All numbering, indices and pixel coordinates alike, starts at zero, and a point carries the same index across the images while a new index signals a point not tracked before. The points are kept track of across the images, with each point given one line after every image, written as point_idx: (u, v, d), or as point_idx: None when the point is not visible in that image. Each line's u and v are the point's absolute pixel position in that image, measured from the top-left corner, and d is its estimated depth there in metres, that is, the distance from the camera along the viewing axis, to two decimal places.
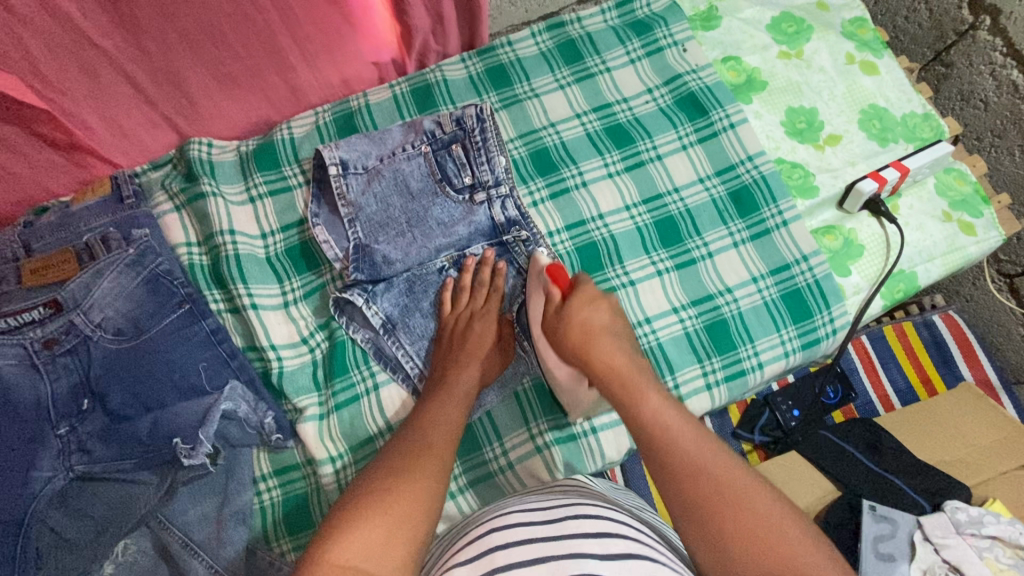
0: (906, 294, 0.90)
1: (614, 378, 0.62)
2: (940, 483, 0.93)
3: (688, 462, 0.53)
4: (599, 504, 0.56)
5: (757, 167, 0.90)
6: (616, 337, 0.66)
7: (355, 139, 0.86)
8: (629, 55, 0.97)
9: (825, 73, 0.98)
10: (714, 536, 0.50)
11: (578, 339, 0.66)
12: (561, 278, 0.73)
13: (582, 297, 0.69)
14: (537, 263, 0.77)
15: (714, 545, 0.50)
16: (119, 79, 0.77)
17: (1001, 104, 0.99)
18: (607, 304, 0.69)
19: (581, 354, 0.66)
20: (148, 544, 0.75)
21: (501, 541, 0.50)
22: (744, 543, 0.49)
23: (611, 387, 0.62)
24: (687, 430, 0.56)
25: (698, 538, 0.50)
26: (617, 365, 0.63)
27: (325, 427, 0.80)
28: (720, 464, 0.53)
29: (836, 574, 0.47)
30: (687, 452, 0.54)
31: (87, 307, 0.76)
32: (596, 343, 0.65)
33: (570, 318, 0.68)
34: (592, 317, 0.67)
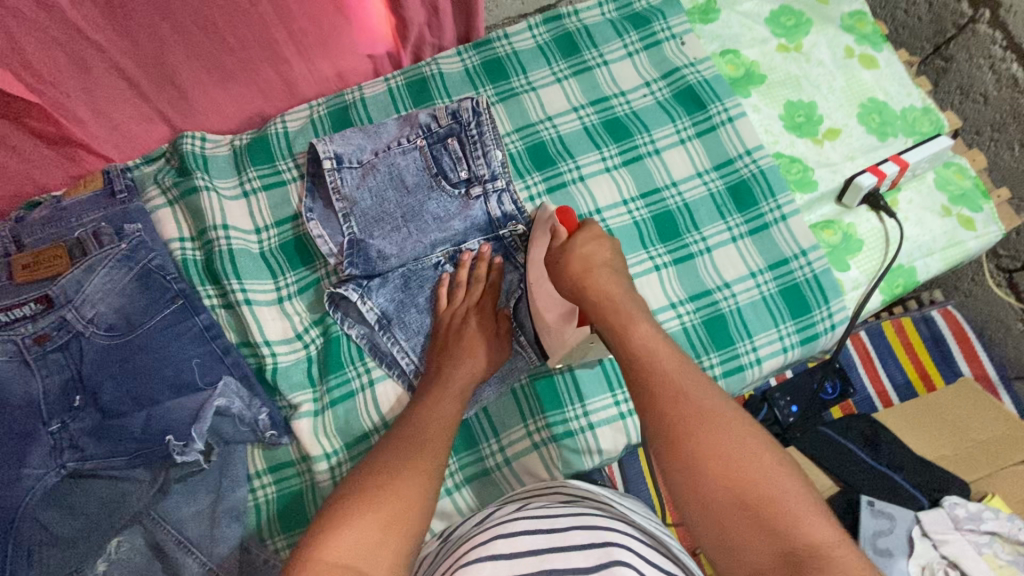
0: (905, 289, 0.89)
1: (609, 307, 0.62)
2: (936, 478, 0.93)
3: (671, 388, 0.53)
4: (605, 515, 0.55)
5: (755, 161, 0.89)
6: (613, 273, 0.67)
7: (350, 133, 0.85)
8: (627, 49, 0.96)
9: (824, 67, 0.98)
10: (689, 461, 0.48)
11: (578, 270, 0.66)
12: (571, 220, 0.74)
13: (587, 235, 0.70)
14: (543, 212, 0.78)
15: (689, 470, 0.48)
16: (110, 72, 0.76)
17: (1001, 99, 0.99)
18: (610, 245, 0.70)
19: (576, 284, 0.66)
20: (141, 542, 0.74)
21: (501, 551, 0.49)
22: (720, 467, 0.47)
23: (604, 314, 0.62)
24: (675, 362, 0.55)
25: (672, 461, 0.49)
26: (613, 294, 0.63)
27: (320, 424, 0.80)
28: (703, 393, 0.52)
29: (811, 507, 0.45)
30: (672, 380, 0.54)
31: (79, 303, 0.75)
32: (593, 278, 0.65)
33: (570, 252, 0.68)
34: (593, 253, 0.68)
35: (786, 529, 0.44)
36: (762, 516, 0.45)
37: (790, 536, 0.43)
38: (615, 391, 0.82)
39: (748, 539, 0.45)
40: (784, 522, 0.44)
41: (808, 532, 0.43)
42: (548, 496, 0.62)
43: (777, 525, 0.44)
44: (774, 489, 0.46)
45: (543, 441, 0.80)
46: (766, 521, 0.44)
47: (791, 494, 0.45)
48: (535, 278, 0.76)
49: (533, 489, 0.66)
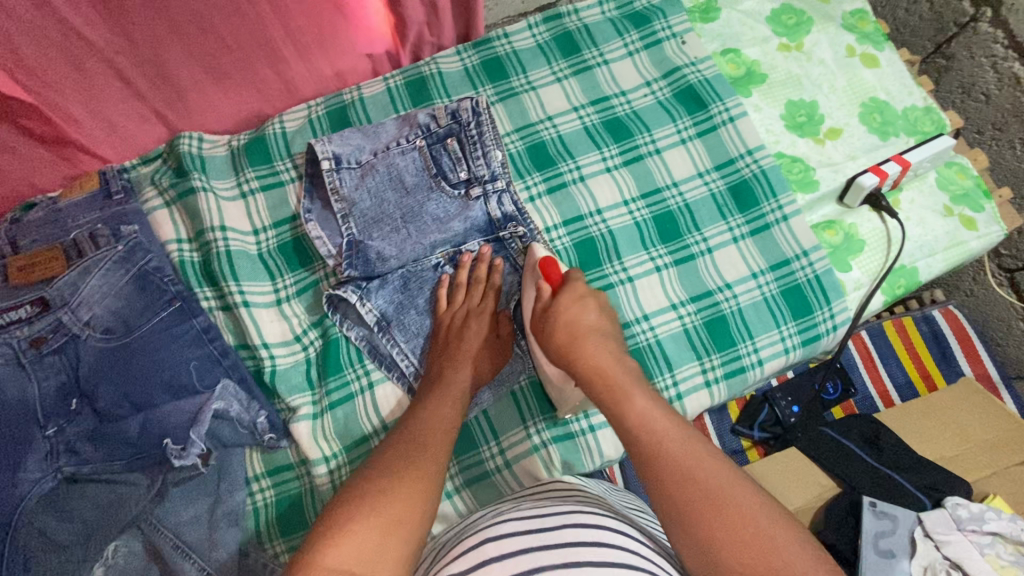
0: (908, 289, 0.89)
1: (600, 380, 0.62)
2: (939, 479, 0.92)
3: (678, 471, 0.52)
4: (599, 512, 0.55)
5: (757, 161, 0.89)
6: (601, 337, 0.66)
7: (348, 133, 0.85)
8: (627, 48, 0.95)
9: (825, 66, 0.97)
10: (705, 548, 0.49)
11: (566, 339, 0.66)
12: (552, 274, 0.72)
13: (571, 295, 0.69)
14: (532, 257, 0.77)
15: (706, 559, 0.49)
16: (107, 72, 0.75)
17: (1002, 97, 0.98)
18: (595, 304, 0.69)
19: (566, 356, 0.65)
20: (139, 548, 0.73)
21: (495, 552, 0.49)
22: (738, 554, 0.48)
23: (597, 389, 0.62)
24: (674, 438, 0.55)
25: (689, 551, 0.50)
26: (603, 366, 0.63)
27: (319, 427, 0.79)
28: (709, 471, 0.52)
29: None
30: (676, 462, 0.53)
31: (75, 305, 0.74)
32: (582, 346, 0.65)
33: (555, 320, 0.67)
34: (578, 317, 0.67)
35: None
36: None
37: None
38: None
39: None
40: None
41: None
42: (546, 494, 0.62)
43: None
44: (795, 571, 0.46)
45: (544, 444, 0.79)
46: None
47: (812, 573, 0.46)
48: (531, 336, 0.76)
49: (531, 490, 0.66)
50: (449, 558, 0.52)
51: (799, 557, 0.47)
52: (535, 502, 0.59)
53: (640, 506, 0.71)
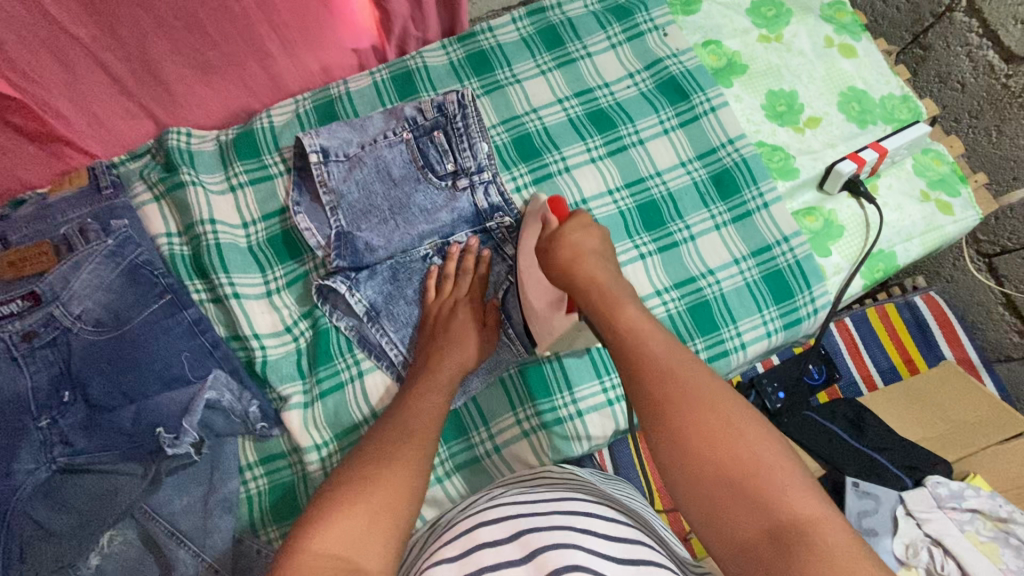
0: (886, 273, 0.91)
1: (597, 292, 0.62)
2: (920, 459, 0.95)
3: (661, 368, 0.53)
4: (587, 500, 0.56)
5: (738, 149, 0.91)
6: (603, 260, 0.66)
7: (336, 127, 0.86)
8: (610, 40, 0.97)
9: (804, 56, 0.99)
10: (674, 435, 0.50)
11: (567, 257, 0.66)
12: (561, 211, 0.74)
13: (577, 221, 0.69)
14: (538, 202, 0.79)
15: (676, 448, 0.49)
16: (94, 68, 0.76)
17: (978, 86, 1.00)
18: (600, 233, 0.69)
19: (567, 274, 0.65)
20: (134, 536, 0.75)
21: (501, 535, 0.50)
22: (706, 444, 0.48)
23: (592, 300, 0.62)
24: (661, 341, 0.56)
25: (660, 437, 0.51)
26: (600, 281, 0.63)
27: (310, 416, 0.80)
28: (689, 369, 0.53)
29: (798, 480, 0.46)
30: (658, 360, 0.54)
31: (66, 299, 0.75)
32: (584, 264, 0.65)
33: (561, 240, 0.67)
34: (581, 241, 0.67)
35: (772, 503, 0.45)
36: (743, 482, 0.46)
37: (772, 503, 0.45)
38: (603, 378, 0.83)
39: (734, 511, 0.46)
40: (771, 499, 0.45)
41: (794, 508, 0.45)
42: (534, 480, 0.63)
43: (761, 499, 0.45)
44: (761, 463, 0.47)
45: (533, 428, 0.81)
46: (749, 486, 0.46)
47: (779, 468, 0.47)
48: (525, 266, 0.77)
49: (520, 476, 0.67)
50: (437, 547, 0.53)
51: (768, 454, 0.47)
52: (524, 488, 0.60)
53: (629, 490, 0.72)
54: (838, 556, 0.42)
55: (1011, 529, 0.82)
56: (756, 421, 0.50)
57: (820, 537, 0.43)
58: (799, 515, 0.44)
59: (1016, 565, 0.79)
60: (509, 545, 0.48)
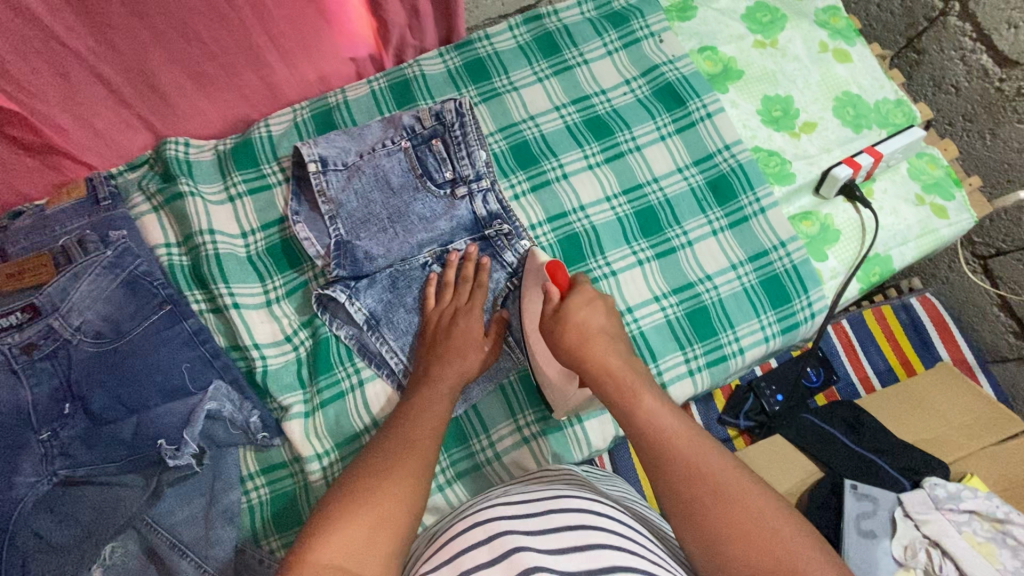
0: (882, 277, 0.92)
1: (610, 381, 0.63)
2: (917, 461, 0.95)
3: (687, 467, 0.55)
4: (583, 495, 0.57)
5: (734, 155, 0.91)
6: (611, 340, 0.67)
7: (334, 136, 0.86)
8: (606, 47, 0.97)
9: (799, 61, 1.00)
10: (708, 538, 0.51)
11: (574, 339, 0.66)
12: (560, 278, 0.73)
13: (579, 297, 0.69)
14: (533, 261, 0.78)
15: (710, 546, 0.51)
16: (91, 80, 0.76)
17: (972, 89, 1.01)
18: (603, 307, 0.69)
19: (577, 358, 0.66)
20: (135, 547, 0.75)
21: (481, 537, 0.50)
22: (740, 541, 0.50)
23: (607, 389, 0.63)
24: (681, 432, 0.57)
25: (696, 541, 0.52)
26: (612, 368, 0.64)
27: (311, 425, 0.80)
28: (714, 464, 0.55)
29: (832, 573, 0.49)
30: (682, 456, 0.56)
31: (66, 311, 0.75)
32: (593, 347, 0.65)
33: (565, 322, 0.67)
34: (587, 319, 0.67)
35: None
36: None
37: None
38: None
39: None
40: None
41: None
42: (533, 481, 0.63)
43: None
44: (794, 557, 0.49)
45: (533, 435, 0.81)
46: None
47: (813, 564, 0.49)
48: (531, 333, 0.76)
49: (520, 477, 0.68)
50: (435, 550, 0.54)
51: (799, 546, 0.50)
52: (522, 486, 0.60)
53: (629, 490, 0.72)
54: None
55: (1008, 530, 0.83)
56: (782, 509, 0.52)
57: None
58: None
59: (1012, 566, 0.81)
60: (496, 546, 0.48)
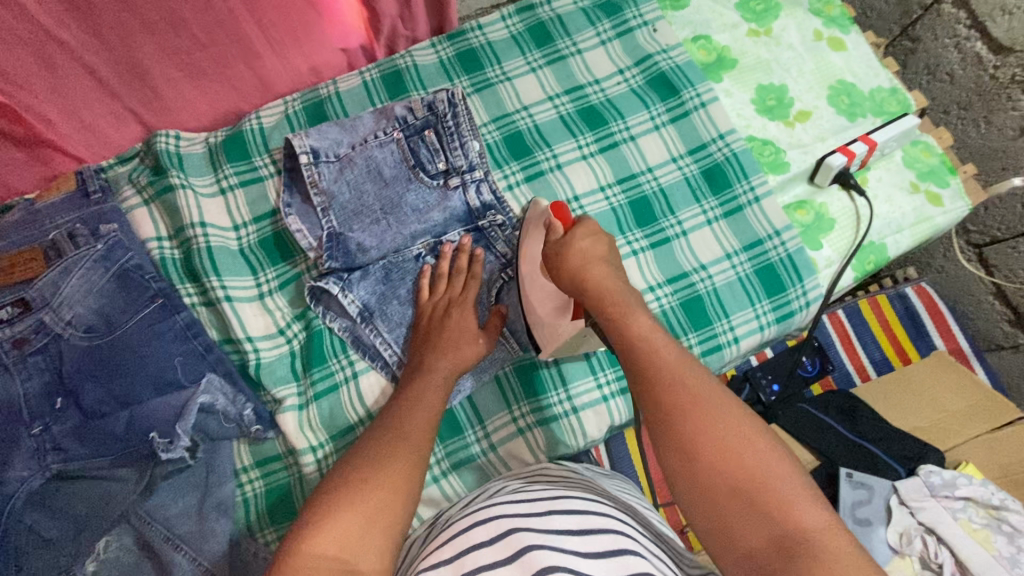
0: (877, 265, 0.92)
1: (608, 302, 0.63)
2: (913, 449, 0.95)
3: (669, 380, 0.54)
4: (586, 497, 0.56)
5: (728, 144, 0.91)
6: (611, 268, 0.67)
7: (326, 127, 0.85)
8: (599, 36, 0.97)
9: (794, 50, 0.99)
10: (682, 447, 0.51)
11: (576, 264, 0.67)
12: (564, 215, 0.72)
13: (584, 229, 0.69)
14: (537, 208, 0.78)
15: (683, 456, 0.51)
16: (80, 72, 0.75)
17: (966, 77, 1.01)
18: (608, 240, 0.70)
19: (577, 281, 0.66)
20: (131, 541, 0.73)
21: (484, 537, 0.50)
22: (714, 453, 0.50)
23: (603, 308, 0.63)
24: (670, 351, 0.57)
25: (669, 448, 0.52)
26: (609, 291, 0.64)
27: (305, 418, 0.80)
28: (699, 380, 0.54)
29: (804, 491, 0.47)
30: (668, 369, 0.55)
31: (57, 305, 0.75)
32: (594, 270, 0.66)
33: (570, 248, 0.68)
34: (591, 248, 0.68)
35: (780, 516, 0.46)
36: (751, 491, 0.48)
37: (781, 514, 0.46)
38: (597, 375, 0.83)
39: (742, 522, 0.47)
40: (778, 509, 0.46)
41: (800, 518, 0.46)
42: (532, 477, 0.63)
43: (768, 510, 0.46)
44: (768, 474, 0.48)
45: (528, 426, 0.82)
46: (756, 497, 0.47)
47: (785, 480, 0.48)
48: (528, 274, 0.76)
49: (517, 473, 0.68)
50: (434, 547, 0.53)
51: (774, 465, 0.49)
52: (523, 486, 0.60)
53: (624, 484, 0.72)
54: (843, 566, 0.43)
55: (1004, 517, 0.83)
56: (763, 432, 0.51)
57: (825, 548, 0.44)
58: (806, 526, 0.45)
59: (1008, 552, 0.80)
60: (497, 544, 0.48)
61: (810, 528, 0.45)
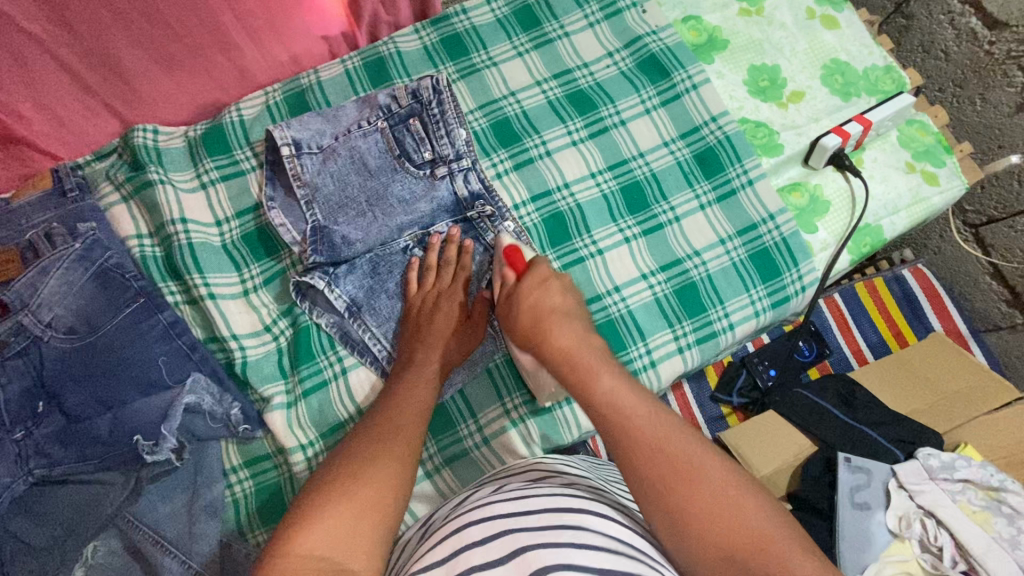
0: (873, 248, 0.90)
1: (566, 365, 0.61)
2: (912, 432, 0.94)
3: (646, 449, 0.53)
4: (583, 494, 0.55)
5: (721, 127, 0.89)
6: (568, 318, 0.64)
7: (307, 118, 0.83)
8: (587, 18, 0.95)
9: (786, 29, 0.97)
10: (674, 520, 0.50)
11: (529, 323, 0.64)
12: (518, 262, 0.71)
13: (535, 277, 0.67)
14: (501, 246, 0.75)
15: (677, 527, 0.50)
16: (51, 65, 0.73)
17: (962, 53, 0.99)
18: (558, 286, 0.67)
19: (534, 343, 0.64)
20: (118, 544, 0.73)
21: (476, 537, 0.49)
22: (706, 520, 0.50)
23: (563, 373, 0.61)
24: (642, 411, 0.56)
25: (660, 521, 0.51)
26: (569, 351, 0.61)
27: (293, 416, 0.78)
28: (679, 444, 0.53)
29: (796, 545, 0.48)
30: (644, 437, 0.54)
31: (35, 307, 0.72)
32: (549, 330, 0.63)
33: (520, 304, 0.65)
34: (542, 300, 0.66)
35: None
36: (746, 555, 0.48)
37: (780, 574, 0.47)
38: None
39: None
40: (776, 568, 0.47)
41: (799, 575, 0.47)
42: (528, 474, 0.62)
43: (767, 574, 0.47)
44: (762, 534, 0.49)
45: (522, 418, 0.80)
46: (753, 561, 0.48)
47: (778, 537, 0.48)
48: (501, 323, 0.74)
49: (511, 469, 0.66)
50: (426, 547, 0.52)
51: (765, 522, 0.49)
52: (519, 483, 0.59)
53: (620, 476, 0.71)
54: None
55: (1003, 498, 0.83)
56: (749, 485, 0.52)
57: None
58: None
59: (1008, 533, 0.80)
60: (495, 543, 0.48)
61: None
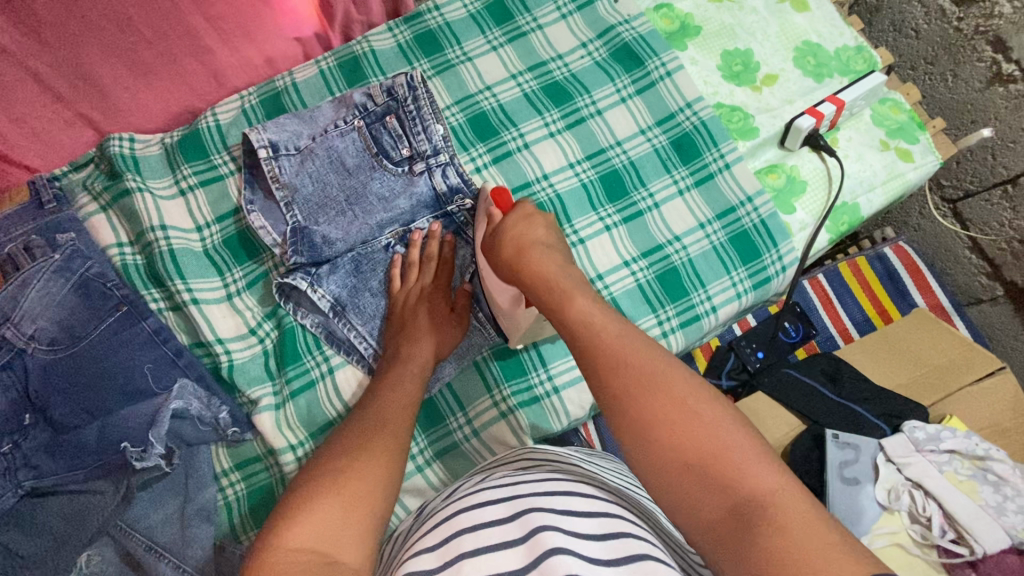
0: (851, 226, 0.91)
1: (544, 287, 0.62)
2: (896, 406, 0.95)
3: (614, 362, 0.54)
4: (571, 479, 0.56)
5: (696, 113, 0.90)
6: (550, 249, 0.66)
7: (284, 119, 0.83)
8: (560, 10, 0.95)
9: (757, 14, 0.98)
10: (638, 430, 0.51)
11: (514, 252, 0.66)
12: (505, 203, 0.73)
13: (520, 214, 0.69)
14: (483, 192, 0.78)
15: (640, 437, 0.51)
16: (22, 77, 0.72)
17: (932, 31, 1.01)
18: (543, 222, 0.69)
19: (516, 265, 0.65)
20: (112, 553, 0.72)
21: (466, 523, 0.49)
22: (669, 430, 0.50)
23: (541, 296, 0.62)
24: (613, 330, 0.57)
25: (623, 430, 0.52)
26: (548, 275, 0.63)
27: (282, 417, 0.79)
28: (648, 361, 0.54)
29: (757, 458, 0.48)
30: (612, 351, 0.55)
31: (17, 320, 0.72)
32: (530, 256, 0.65)
33: (504, 234, 0.68)
34: (526, 233, 0.68)
35: (732, 486, 0.47)
36: (704, 466, 0.48)
37: (735, 484, 0.47)
38: None
39: (702, 498, 0.48)
40: (731, 476, 0.47)
41: (754, 484, 0.46)
42: (517, 462, 0.63)
43: (724, 484, 0.47)
44: (722, 445, 0.48)
45: (510, 410, 0.80)
46: (710, 469, 0.48)
47: (739, 453, 0.48)
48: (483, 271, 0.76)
49: (501, 459, 0.67)
50: (416, 540, 0.52)
51: (728, 436, 0.49)
52: (508, 472, 0.60)
53: (613, 461, 0.71)
54: (793, 526, 0.44)
55: (988, 467, 0.85)
56: (716, 403, 0.51)
57: (779, 508, 0.45)
58: (761, 491, 0.46)
59: (994, 500, 0.82)
60: (488, 529, 0.48)
61: (765, 496, 0.46)
